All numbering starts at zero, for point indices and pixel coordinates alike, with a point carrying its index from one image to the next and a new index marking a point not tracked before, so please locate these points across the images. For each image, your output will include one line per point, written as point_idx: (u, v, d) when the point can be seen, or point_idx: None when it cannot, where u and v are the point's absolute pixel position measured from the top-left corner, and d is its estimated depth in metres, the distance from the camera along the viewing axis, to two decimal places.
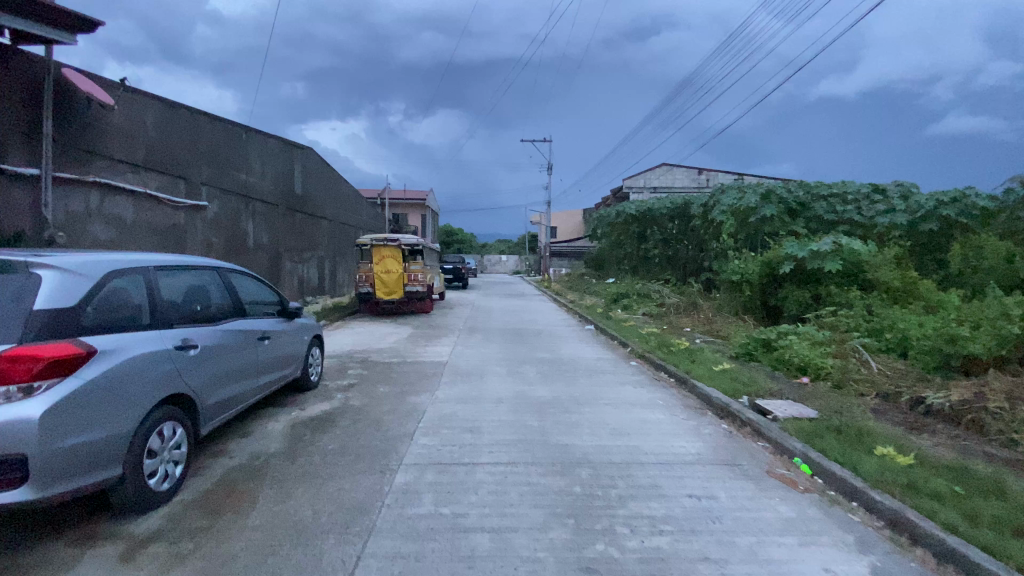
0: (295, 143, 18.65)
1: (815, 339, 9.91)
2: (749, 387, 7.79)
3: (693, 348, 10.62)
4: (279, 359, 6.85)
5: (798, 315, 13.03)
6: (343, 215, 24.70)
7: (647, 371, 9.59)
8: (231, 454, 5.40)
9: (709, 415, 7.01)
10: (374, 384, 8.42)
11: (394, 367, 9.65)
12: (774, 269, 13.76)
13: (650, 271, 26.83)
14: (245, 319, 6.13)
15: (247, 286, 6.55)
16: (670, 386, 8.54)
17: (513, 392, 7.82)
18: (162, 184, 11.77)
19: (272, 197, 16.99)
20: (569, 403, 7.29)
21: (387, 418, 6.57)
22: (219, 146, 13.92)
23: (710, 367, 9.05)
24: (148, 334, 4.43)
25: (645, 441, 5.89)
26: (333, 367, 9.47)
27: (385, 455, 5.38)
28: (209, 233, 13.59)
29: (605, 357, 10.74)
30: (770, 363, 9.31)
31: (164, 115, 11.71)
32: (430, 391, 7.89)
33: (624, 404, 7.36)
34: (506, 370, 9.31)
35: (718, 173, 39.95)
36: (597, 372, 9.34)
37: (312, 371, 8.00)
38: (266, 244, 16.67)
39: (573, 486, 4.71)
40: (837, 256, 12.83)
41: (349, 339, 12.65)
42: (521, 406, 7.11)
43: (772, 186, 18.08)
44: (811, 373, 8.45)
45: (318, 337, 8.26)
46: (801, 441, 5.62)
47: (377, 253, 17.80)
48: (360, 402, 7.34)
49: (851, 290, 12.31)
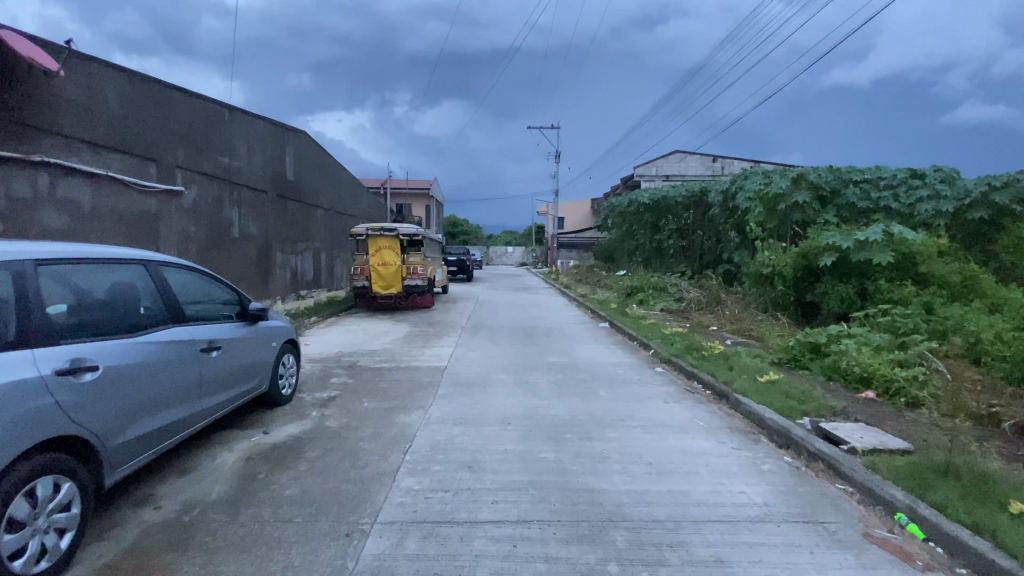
0: (287, 126, 17.36)
1: (872, 343, 8.49)
2: (807, 405, 6.46)
3: (728, 353, 9.25)
4: (237, 371, 5.60)
5: (841, 313, 11.62)
6: (340, 205, 23.45)
7: (677, 381, 8.25)
8: (158, 504, 4.16)
9: (765, 443, 5.71)
10: (359, 397, 7.15)
11: (385, 375, 8.36)
12: (811, 262, 12.32)
13: (664, 263, 25.34)
14: (185, 326, 4.88)
15: (193, 282, 5.31)
16: (707, 401, 7.21)
17: (522, 409, 6.53)
18: (128, 166, 10.53)
19: (260, 183, 15.73)
20: (591, 425, 5.99)
21: (367, 448, 5.29)
22: (198, 126, 12.65)
23: (753, 376, 7.69)
24: (14, 355, 3.22)
25: (694, 485, 4.58)
26: (314, 376, 8.20)
27: (357, 507, 4.10)
28: (188, 222, 12.36)
29: (626, 363, 9.42)
30: (823, 373, 7.94)
31: (128, 88, 10.45)
32: (423, 407, 6.60)
33: (658, 426, 6.03)
34: (513, 379, 8.00)
35: (733, 161, 38.29)
36: (619, 382, 8.03)
37: (286, 385, 6.77)
38: (253, 234, 15.41)
39: (608, 564, 3.39)
40: (887, 247, 11.31)
41: (340, 339, 11.40)
42: (533, 429, 5.82)
43: (802, 170, 16.48)
44: (877, 387, 7.09)
45: (292, 342, 7.00)
46: (904, 491, 4.33)
47: (373, 244, 16.49)
48: (337, 423, 6.07)
49: (904, 285, 10.87)
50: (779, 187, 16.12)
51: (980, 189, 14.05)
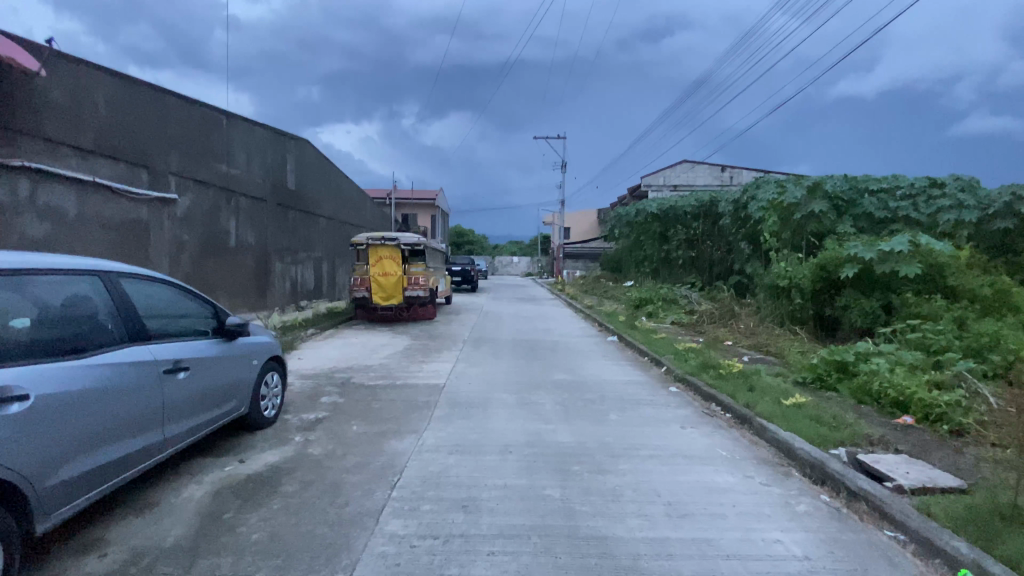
0: (288, 134, 17.03)
1: (904, 362, 7.84)
2: (840, 434, 5.84)
3: (748, 371, 8.62)
4: (211, 393, 5.08)
5: (863, 328, 10.96)
6: (343, 214, 23.09)
7: (693, 402, 7.64)
8: (106, 551, 3.64)
9: (797, 477, 5.10)
10: (348, 419, 6.59)
11: (379, 394, 7.81)
12: (830, 274, 11.67)
13: (673, 274, 24.70)
14: (145, 345, 4.38)
15: (159, 295, 4.84)
16: (729, 427, 6.59)
17: (526, 435, 5.95)
18: (118, 172, 10.17)
19: (259, 190, 15.36)
20: (601, 455, 5.41)
21: (352, 481, 4.74)
22: (194, 132, 12.32)
23: (776, 398, 7.07)
24: None
25: (721, 532, 3.98)
26: (304, 394, 7.67)
27: (330, 557, 3.55)
28: (181, 231, 11.97)
29: (637, 381, 8.83)
30: (853, 395, 7.31)
31: (119, 92, 10.13)
32: (417, 432, 6.03)
33: (676, 457, 5.43)
34: (516, 400, 7.42)
35: (743, 171, 37.69)
36: (630, 403, 7.44)
37: (269, 406, 6.23)
38: (251, 243, 15.00)
39: None
40: (914, 258, 10.66)
41: (336, 353, 10.88)
42: (537, 459, 5.25)
43: (818, 178, 15.93)
44: (915, 412, 6.46)
45: (277, 359, 6.49)
46: (968, 543, 3.72)
47: (374, 253, 16.00)
48: (322, 450, 5.51)
49: (933, 299, 10.20)
50: (794, 196, 15.53)
51: (1005, 198, 13.41)
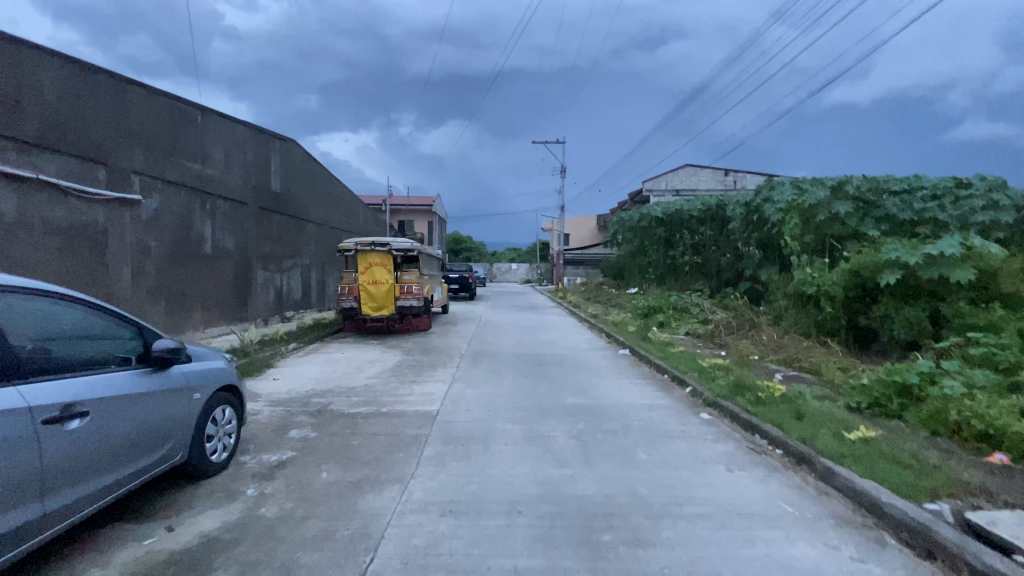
0: (272, 133, 15.88)
1: (978, 384, 6.66)
2: (935, 483, 4.65)
3: (791, 394, 7.39)
4: (128, 441, 3.89)
5: (907, 340, 9.82)
6: (333, 219, 21.90)
7: (732, 434, 6.44)
8: None
9: (895, 548, 3.92)
10: (318, 462, 5.37)
11: (361, 425, 6.58)
12: (866, 280, 10.53)
13: (680, 281, 23.54)
14: (14, 386, 3.20)
15: (51, 316, 3.70)
16: (785, 469, 5.38)
17: (539, 485, 4.76)
18: (69, 170, 9.01)
19: (239, 192, 14.19)
20: (637, 515, 4.22)
21: (312, 563, 3.53)
22: (163, 128, 11.20)
23: (836, 431, 5.87)
24: None
25: None
26: (270, 428, 6.43)
27: None
28: (147, 236, 10.78)
29: (660, 406, 7.62)
30: (923, 425, 6.16)
31: (71, 81, 9.01)
32: (402, 483, 4.81)
33: (733, 517, 4.25)
34: (522, 432, 6.22)
35: (747, 175, 36.60)
36: (660, 436, 6.23)
37: (218, 449, 5.01)
38: (229, 249, 13.78)
39: None
40: (965, 262, 9.51)
41: (315, 373, 9.61)
42: (556, 524, 4.04)
43: (840, 177, 14.81)
44: (1012, 449, 5.29)
45: (232, 390, 5.29)
46: None
47: (363, 260, 14.82)
48: (280, 511, 4.30)
49: (990, 309, 9.07)
50: (815, 197, 14.46)
51: None
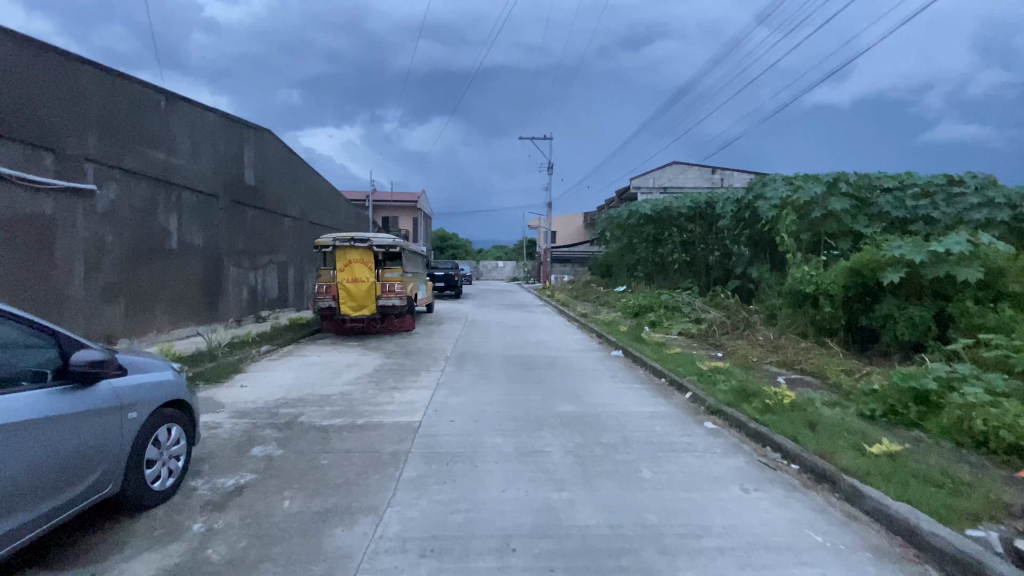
0: (245, 121, 14.96)
1: (999, 390, 6.22)
2: (977, 505, 4.16)
3: (800, 400, 6.91)
4: (38, 476, 3.19)
5: (910, 341, 9.44)
6: (312, 214, 20.99)
7: (742, 447, 5.91)
8: None
9: None
10: (281, 487, 4.69)
11: (333, 441, 5.90)
12: (867, 278, 10.12)
13: (669, 279, 23.15)
14: None
15: None
16: (806, 488, 4.85)
17: (535, 513, 4.15)
18: (12, 156, 8.14)
19: (208, 184, 13.30)
20: (649, 551, 3.65)
21: None
22: (122, 112, 10.32)
23: (856, 444, 5.38)
24: None
25: None
26: (230, 445, 5.72)
27: None
28: (103, 230, 9.91)
29: (661, 414, 7.06)
30: (946, 435, 5.70)
31: (14, 56, 8.13)
32: (377, 513, 4.16)
33: (760, 552, 3.70)
34: (514, 448, 5.62)
35: (734, 173, 36.47)
36: (665, 451, 5.66)
37: (162, 475, 4.31)
38: (197, 244, 12.91)
39: None
40: (972, 260, 9.12)
41: (287, 379, 8.85)
42: (556, 566, 3.44)
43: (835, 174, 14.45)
44: None
45: (179, 406, 4.57)
46: None
47: (342, 257, 14.05)
48: (229, 552, 3.63)
49: (998, 309, 8.70)
50: (810, 193, 14.10)
51: None
